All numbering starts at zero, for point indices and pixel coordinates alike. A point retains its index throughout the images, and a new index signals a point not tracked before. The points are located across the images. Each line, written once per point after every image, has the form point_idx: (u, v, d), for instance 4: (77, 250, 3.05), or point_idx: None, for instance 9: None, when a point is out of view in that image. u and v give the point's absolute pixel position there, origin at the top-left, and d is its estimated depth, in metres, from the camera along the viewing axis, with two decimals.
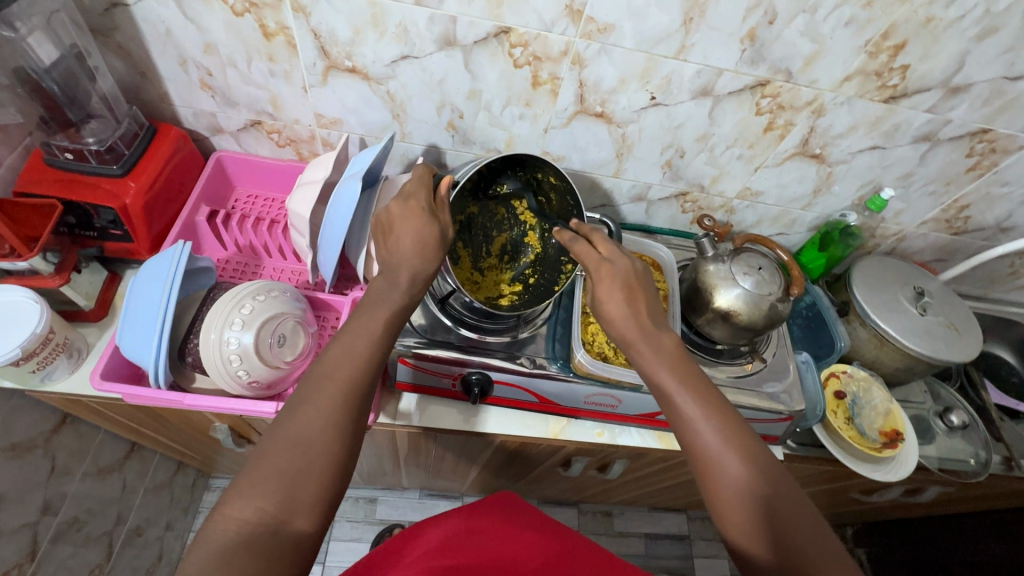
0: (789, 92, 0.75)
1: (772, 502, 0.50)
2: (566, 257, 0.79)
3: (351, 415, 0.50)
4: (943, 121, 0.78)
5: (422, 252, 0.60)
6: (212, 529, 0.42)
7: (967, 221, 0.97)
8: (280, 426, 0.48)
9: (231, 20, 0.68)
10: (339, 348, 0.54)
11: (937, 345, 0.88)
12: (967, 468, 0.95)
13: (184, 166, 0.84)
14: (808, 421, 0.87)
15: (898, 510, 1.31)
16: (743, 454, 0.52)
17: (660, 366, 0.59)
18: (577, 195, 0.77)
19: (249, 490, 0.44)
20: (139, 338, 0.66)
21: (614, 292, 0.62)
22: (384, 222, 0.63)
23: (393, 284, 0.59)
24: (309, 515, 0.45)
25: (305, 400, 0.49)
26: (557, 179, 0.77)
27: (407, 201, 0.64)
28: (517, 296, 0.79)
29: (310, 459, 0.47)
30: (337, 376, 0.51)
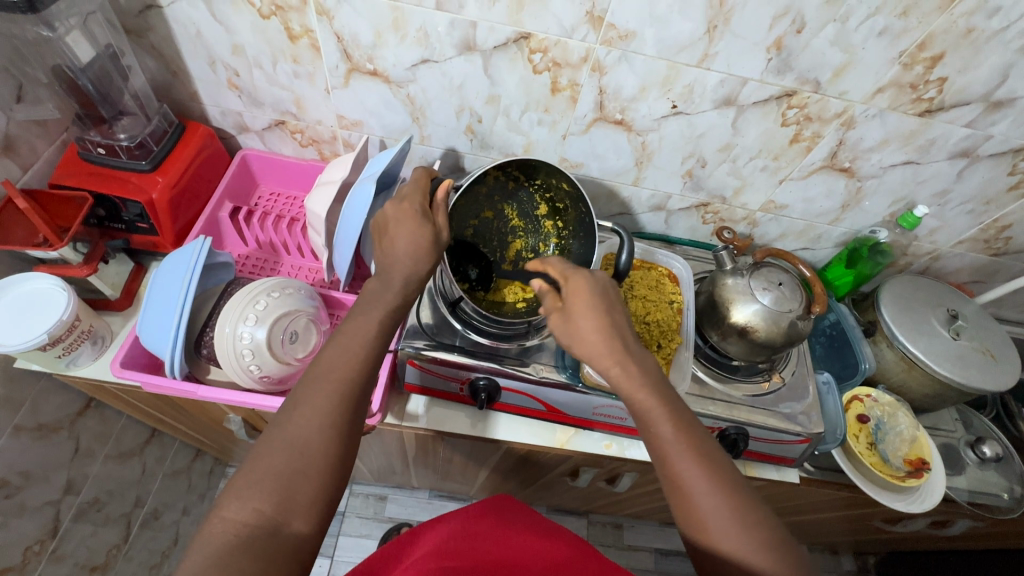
0: (817, 104, 0.72)
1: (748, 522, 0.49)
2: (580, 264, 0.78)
3: (348, 416, 0.51)
4: (983, 137, 0.74)
5: (416, 254, 0.61)
6: (209, 531, 0.43)
7: (1007, 242, 0.92)
8: (276, 427, 0.49)
9: (258, 22, 0.70)
10: (348, 348, 0.54)
11: (969, 371, 0.84)
12: (1001, 504, 0.90)
13: (210, 163, 0.86)
14: (828, 445, 0.83)
15: (923, 542, 1.25)
16: (722, 483, 0.50)
17: (645, 389, 0.55)
18: (588, 201, 0.77)
19: (245, 491, 0.44)
20: (157, 330, 0.68)
21: (590, 304, 0.59)
22: (381, 224, 0.64)
23: (388, 284, 0.60)
24: (306, 517, 0.45)
25: (301, 402, 0.50)
26: (570, 186, 0.78)
27: (401, 202, 0.65)
28: (529, 301, 0.78)
29: (307, 460, 0.47)
30: (332, 377, 0.52)
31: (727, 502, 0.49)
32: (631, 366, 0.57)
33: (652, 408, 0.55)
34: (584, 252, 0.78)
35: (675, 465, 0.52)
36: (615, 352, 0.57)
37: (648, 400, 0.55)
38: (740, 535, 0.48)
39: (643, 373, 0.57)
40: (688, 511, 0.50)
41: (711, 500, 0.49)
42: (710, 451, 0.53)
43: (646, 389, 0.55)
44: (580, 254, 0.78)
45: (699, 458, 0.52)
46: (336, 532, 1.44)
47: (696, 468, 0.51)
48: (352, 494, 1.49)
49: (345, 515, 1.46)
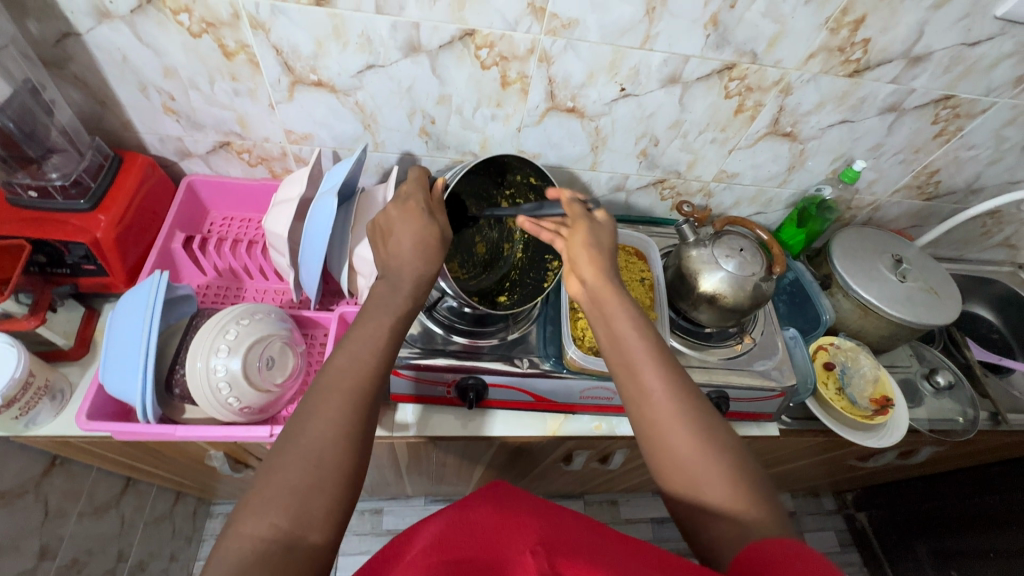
0: (756, 74, 0.75)
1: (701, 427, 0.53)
2: (549, 254, 0.82)
3: (359, 426, 0.50)
4: (907, 91, 0.79)
5: (423, 254, 0.62)
6: (225, 548, 0.41)
7: (938, 186, 0.99)
8: (288, 441, 0.48)
9: (189, 41, 0.67)
10: (357, 356, 0.54)
11: (917, 310, 0.90)
12: (957, 427, 0.98)
13: (155, 194, 0.82)
14: (801, 395, 0.88)
15: (896, 472, 1.34)
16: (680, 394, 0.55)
17: (622, 316, 0.61)
18: (557, 191, 0.79)
19: (260, 507, 0.43)
20: (123, 375, 0.64)
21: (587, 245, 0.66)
22: (382, 226, 0.64)
23: (396, 288, 0.60)
24: (323, 529, 0.44)
25: (312, 414, 0.49)
26: (537, 179, 0.80)
27: (405, 203, 0.66)
28: (510, 295, 0.82)
29: (321, 472, 0.46)
30: (342, 388, 0.51)
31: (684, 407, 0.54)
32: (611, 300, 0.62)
33: (626, 332, 0.60)
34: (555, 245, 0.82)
35: (637, 367, 0.57)
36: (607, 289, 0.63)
37: (624, 328, 0.60)
38: (689, 430, 0.53)
39: (624, 306, 0.62)
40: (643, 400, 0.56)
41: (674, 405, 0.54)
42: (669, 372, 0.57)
43: (624, 314, 0.61)
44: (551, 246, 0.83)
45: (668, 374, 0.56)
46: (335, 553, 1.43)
47: (658, 381, 0.56)
48: None
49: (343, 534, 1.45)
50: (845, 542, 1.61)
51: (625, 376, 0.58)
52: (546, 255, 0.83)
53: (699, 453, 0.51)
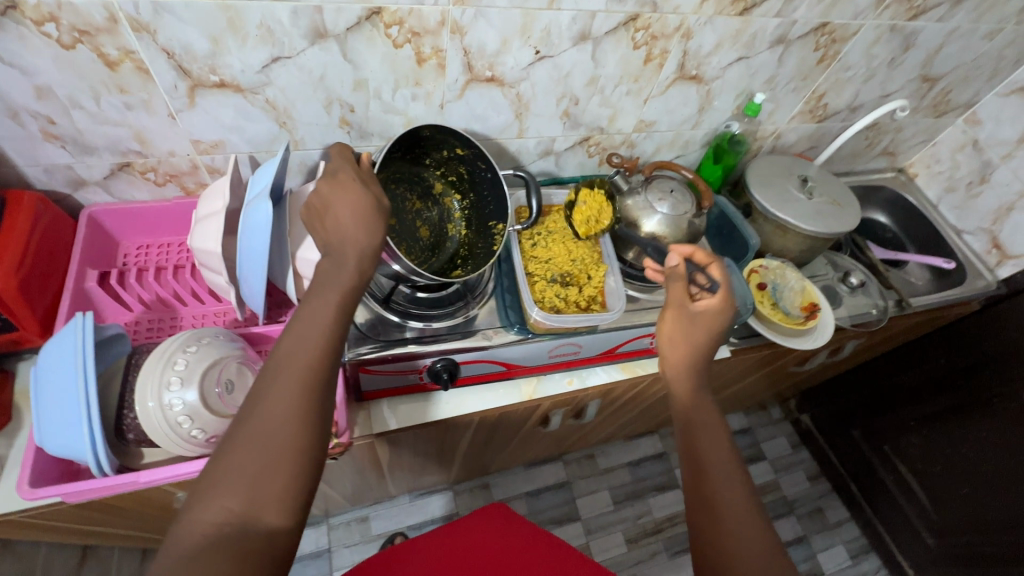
0: (658, 22, 0.79)
1: (741, 521, 0.54)
2: (494, 218, 0.81)
3: (316, 404, 0.49)
4: (790, 22, 0.86)
5: (364, 224, 0.58)
6: (179, 533, 0.42)
7: (826, 108, 1.09)
8: (241, 421, 0.47)
9: (62, 54, 0.60)
10: (305, 337, 0.52)
11: (827, 222, 1.01)
12: (872, 318, 1.11)
13: (52, 232, 0.73)
14: (744, 315, 0.96)
15: (830, 369, 1.49)
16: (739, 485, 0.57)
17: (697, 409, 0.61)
18: (488, 156, 0.77)
19: (211, 493, 0.43)
20: (65, 432, 0.59)
21: (681, 332, 0.64)
22: (317, 205, 0.60)
23: (341, 264, 0.57)
24: (278, 509, 0.45)
25: (266, 393, 0.48)
26: (463, 147, 0.78)
27: (334, 176, 0.61)
28: (464, 267, 0.79)
29: (274, 450, 0.46)
30: (296, 361, 0.50)
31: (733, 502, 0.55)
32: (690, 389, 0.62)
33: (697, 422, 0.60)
34: (496, 207, 0.81)
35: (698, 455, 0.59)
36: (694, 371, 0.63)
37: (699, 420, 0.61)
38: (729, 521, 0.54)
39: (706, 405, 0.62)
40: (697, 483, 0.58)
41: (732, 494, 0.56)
42: (735, 473, 0.57)
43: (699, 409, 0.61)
44: (494, 210, 0.81)
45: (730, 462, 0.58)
46: (328, 570, 1.41)
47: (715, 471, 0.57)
48: (332, 528, 1.47)
49: (333, 549, 1.43)
50: (795, 443, 1.79)
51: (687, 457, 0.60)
52: (491, 221, 0.81)
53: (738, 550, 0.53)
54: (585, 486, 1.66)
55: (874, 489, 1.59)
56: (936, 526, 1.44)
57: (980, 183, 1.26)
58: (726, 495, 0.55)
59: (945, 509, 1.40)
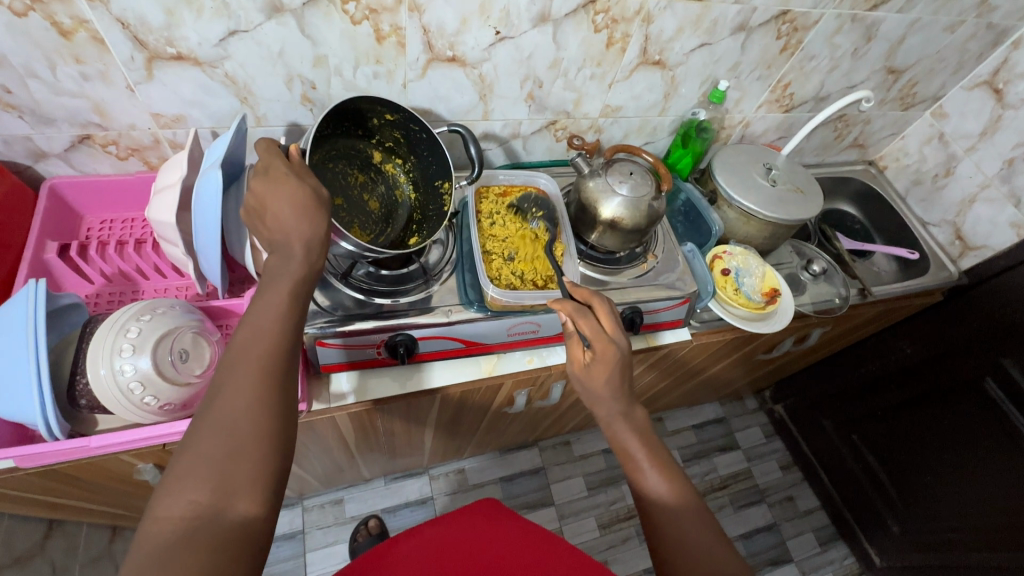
0: (618, 6, 0.80)
1: (689, 527, 0.59)
2: (438, 179, 0.82)
3: (278, 392, 0.50)
4: (750, 10, 0.87)
5: (307, 217, 0.58)
6: (148, 532, 0.42)
7: (792, 97, 1.11)
8: (202, 417, 0.47)
9: (14, 22, 0.60)
10: (259, 325, 0.53)
11: (789, 209, 1.02)
12: (834, 305, 1.13)
13: (10, 203, 0.74)
14: (704, 299, 0.98)
15: (801, 359, 1.52)
16: (675, 494, 0.61)
17: (631, 437, 0.65)
18: (418, 117, 0.77)
19: (177, 485, 0.44)
20: (14, 394, 0.60)
21: (601, 384, 0.66)
22: (254, 205, 0.59)
23: (287, 256, 0.56)
24: (251, 497, 0.45)
25: (224, 385, 0.49)
26: (392, 114, 0.77)
27: (267, 173, 0.60)
28: (420, 231, 0.81)
29: (239, 441, 0.47)
30: (253, 354, 0.51)
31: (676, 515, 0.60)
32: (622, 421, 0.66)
33: (634, 446, 0.65)
34: (438, 165, 0.81)
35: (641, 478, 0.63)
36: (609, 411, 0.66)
37: (633, 445, 0.65)
38: (676, 531, 0.59)
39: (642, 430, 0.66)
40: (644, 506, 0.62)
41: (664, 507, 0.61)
42: (677, 486, 0.62)
43: (633, 437, 0.65)
44: (437, 172, 0.82)
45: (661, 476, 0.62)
46: (301, 551, 1.43)
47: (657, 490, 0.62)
48: (306, 510, 1.48)
49: (306, 531, 1.45)
50: (768, 433, 1.82)
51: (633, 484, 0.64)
52: (437, 181, 0.82)
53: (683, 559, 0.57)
54: (559, 472, 1.68)
55: (845, 479, 1.62)
56: (901, 515, 1.47)
57: (945, 176, 1.28)
58: (668, 511, 0.60)
59: (913, 502, 1.43)
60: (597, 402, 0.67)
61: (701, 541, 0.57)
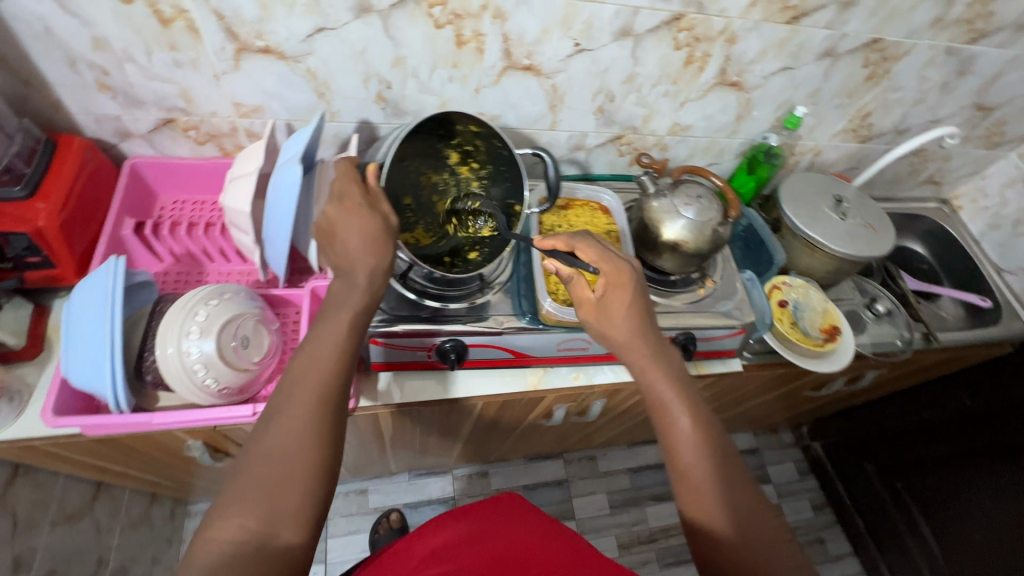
0: (702, 24, 0.78)
1: (725, 479, 0.58)
2: (511, 199, 0.80)
3: (325, 425, 0.53)
4: (840, 36, 0.84)
5: (373, 247, 0.61)
6: (200, 551, 0.45)
7: (871, 128, 1.06)
8: (255, 442, 0.51)
9: (120, 8, 0.63)
10: (318, 354, 0.57)
11: (858, 244, 0.98)
12: (896, 348, 1.08)
13: (96, 179, 0.77)
14: (760, 331, 0.94)
15: (849, 398, 1.45)
16: (717, 458, 0.59)
17: (666, 381, 0.64)
18: (502, 135, 0.79)
19: (229, 509, 0.47)
20: (89, 368, 0.62)
21: (621, 315, 0.65)
22: (326, 227, 0.62)
23: (352, 284, 0.60)
24: (294, 526, 0.48)
25: (278, 414, 0.53)
26: (477, 126, 0.78)
27: (341, 201, 0.63)
28: (480, 252, 0.79)
29: (287, 470, 0.50)
30: (307, 387, 0.54)
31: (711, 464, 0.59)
32: (655, 365, 0.65)
33: (670, 395, 0.63)
34: (511, 186, 0.81)
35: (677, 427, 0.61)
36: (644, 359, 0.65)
37: (668, 395, 0.63)
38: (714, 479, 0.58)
39: (674, 379, 0.65)
40: (678, 460, 0.60)
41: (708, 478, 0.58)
42: (713, 437, 0.61)
43: (668, 383, 0.64)
44: (509, 192, 0.81)
45: (705, 439, 0.60)
46: (323, 536, 1.45)
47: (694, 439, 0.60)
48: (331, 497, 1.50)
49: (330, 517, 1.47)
50: (803, 470, 1.75)
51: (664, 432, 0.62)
52: (506, 199, 0.81)
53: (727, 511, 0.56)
54: (583, 487, 1.65)
55: (884, 531, 1.54)
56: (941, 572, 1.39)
57: None
58: (704, 459, 0.59)
59: (955, 562, 1.35)
60: (626, 345, 0.65)
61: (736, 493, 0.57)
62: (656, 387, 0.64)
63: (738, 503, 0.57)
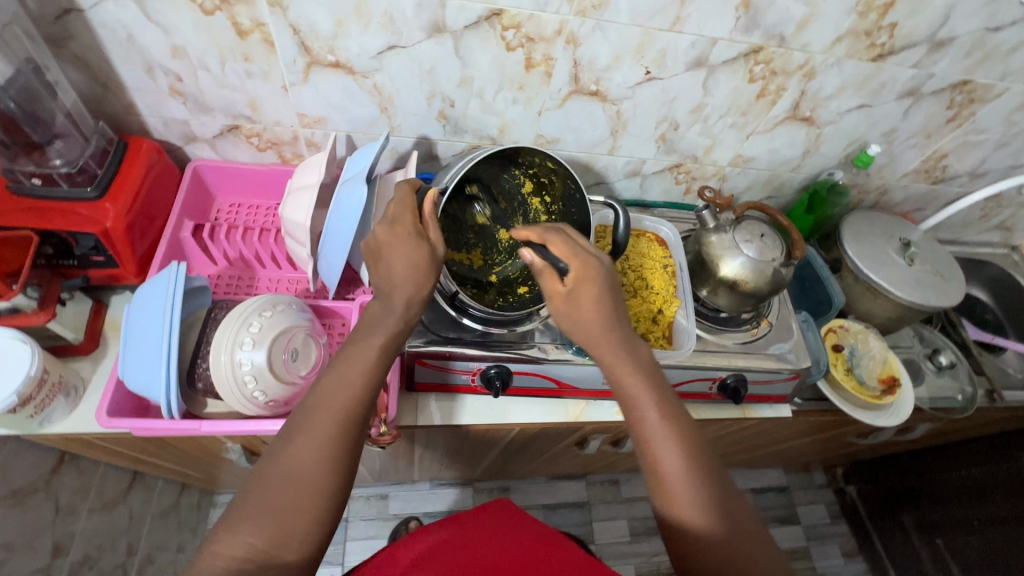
0: (781, 58, 0.75)
1: (705, 481, 0.53)
2: (574, 243, 0.78)
3: (345, 447, 0.51)
4: (926, 76, 0.79)
5: (415, 277, 0.59)
6: (203, 564, 0.44)
7: (945, 170, 1.01)
8: (272, 456, 0.50)
9: (201, 19, 0.63)
10: (348, 376, 0.54)
11: (925, 293, 0.92)
12: (956, 405, 1.02)
13: (161, 181, 0.78)
14: (814, 377, 0.90)
15: (892, 445, 1.37)
16: (687, 447, 0.54)
17: (631, 373, 0.58)
18: (576, 178, 0.77)
19: (238, 525, 0.46)
20: (145, 372, 0.62)
21: (592, 296, 0.60)
22: (373, 248, 0.61)
23: (389, 309, 0.59)
24: (299, 550, 0.47)
25: (300, 431, 0.51)
26: (555, 164, 0.77)
27: (393, 225, 0.61)
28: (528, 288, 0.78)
29: (301, 491, 0.48)
30: (329, 409, 0.52)
31: (689, 464, 0.53)
32: (622, 354, 0.60)
33: (638, 390, 0.58)
34: (578, 229, 0.79)
35: (649, 426, 0.56)
36: (608, 352, 0.60)
37: (635, 388, 0.58)
38: (693, 484, 0.53)
39: (642, 371, 0.59)
40: (653, 462, 0.55)
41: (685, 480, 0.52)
42: (687, 433, 0.56)
43: (635, 375, 0.58)
44: (574, 236, 0.78)
45: (673, 433, 0.55)
46: (342, 538, 1.45)
47: (666, 438, 0.55)
48: (352, 499, 1.50)
49: (350, 520, 1.47)
50: (835, 514, 1.67)
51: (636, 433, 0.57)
52: None
53: (710, 519, 0.51)
54: (604, 511, 1.62)
55: None
56: None
57: None
58: (679, 461, 0.54)
59: None
60: (594, 332, 0.60)
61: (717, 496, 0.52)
62: (623, 383, 0.59)
63: (722, 508, 0.52)
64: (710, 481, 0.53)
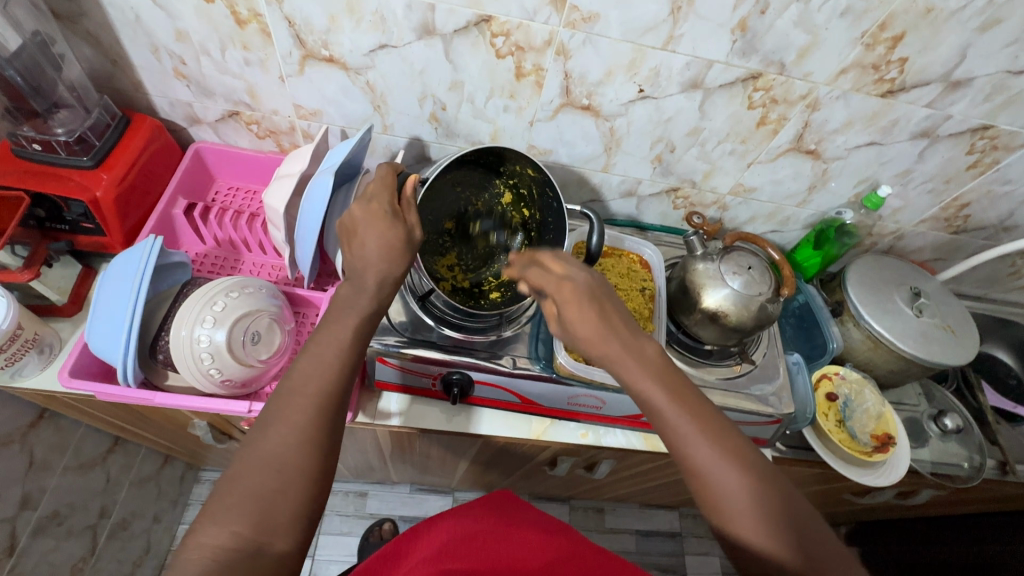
0: (782, 86, 0.72)
1: (758, 490, 0.49)
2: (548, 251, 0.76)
3: (323, 431, 0.50)
4: (943, 117, 0.75)
5: (388, 255, 0.59)
6: (185, 558, 0.42)
7: (967, 220, 0.94)
8: (248, 445, 0.48)
9: (202, 6, 0.66)
10: (321, 358, 0.54)
11: (931, 348, 0.86)
12: (962, 473, 0.94)
13: (159, 158, 0.82)
14: (800, 424, 0.86)
15: (897, 509, 1.28)
16: (732, 458, 0.51)
17: (651, 381, 0.55)
18: (554, 185, 0.75)
19: (221, 515, 0.44)
20: (107, 336, 0.64)
21: (583, 310, 0.57)
22: (348, 226, 0.61)
23: (360, 288, 0.58)
24: (289, 535, 0.45)
25: (274, 418, 0.50)
26: (535, 172, 0.76)
27: (368, 203, 0.62)
28: (501, 295, 0.76)
29: (284, 477, 0.47)
30: (307, 392, 0.51)
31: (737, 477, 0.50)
32: (635, 365, 0.56)
33: (661, 401, 0.54)
34: (554, 239, 0.77)
35: (685, 446, 0.52)
36: (616, 354, 0.57)
37: (658, 399, 0.54)
38: (749, 498, 0.49)
39: (665, 383, 0.55)
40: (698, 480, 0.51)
41: (737, 486, 0.49)
42: (727, 440, 0.52)
43: (654, 383, 0.55)
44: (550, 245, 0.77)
45: (714, 440, 0.52)
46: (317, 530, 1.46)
47: (710, 454, 0.51)
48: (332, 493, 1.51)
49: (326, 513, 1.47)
50: None
51: (674, 451, 0.53)
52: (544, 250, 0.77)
53: (776, 537, 0.47)
54: None
55: None
56: None
57: None
58: (725, 477, 0.50)
59: None
60: (602, 347, 0.57)
61: (774, 503, 0.49)
62: (650, 400, 0.55)
63: (783, 518, 0.48)
64: (768, 494, 0.49)
